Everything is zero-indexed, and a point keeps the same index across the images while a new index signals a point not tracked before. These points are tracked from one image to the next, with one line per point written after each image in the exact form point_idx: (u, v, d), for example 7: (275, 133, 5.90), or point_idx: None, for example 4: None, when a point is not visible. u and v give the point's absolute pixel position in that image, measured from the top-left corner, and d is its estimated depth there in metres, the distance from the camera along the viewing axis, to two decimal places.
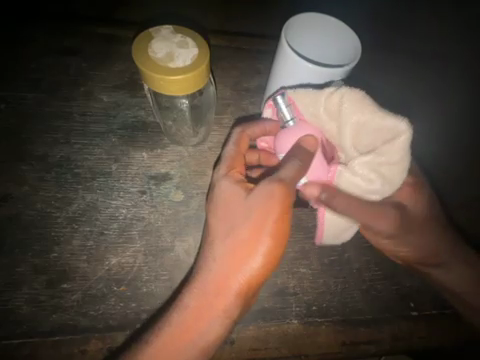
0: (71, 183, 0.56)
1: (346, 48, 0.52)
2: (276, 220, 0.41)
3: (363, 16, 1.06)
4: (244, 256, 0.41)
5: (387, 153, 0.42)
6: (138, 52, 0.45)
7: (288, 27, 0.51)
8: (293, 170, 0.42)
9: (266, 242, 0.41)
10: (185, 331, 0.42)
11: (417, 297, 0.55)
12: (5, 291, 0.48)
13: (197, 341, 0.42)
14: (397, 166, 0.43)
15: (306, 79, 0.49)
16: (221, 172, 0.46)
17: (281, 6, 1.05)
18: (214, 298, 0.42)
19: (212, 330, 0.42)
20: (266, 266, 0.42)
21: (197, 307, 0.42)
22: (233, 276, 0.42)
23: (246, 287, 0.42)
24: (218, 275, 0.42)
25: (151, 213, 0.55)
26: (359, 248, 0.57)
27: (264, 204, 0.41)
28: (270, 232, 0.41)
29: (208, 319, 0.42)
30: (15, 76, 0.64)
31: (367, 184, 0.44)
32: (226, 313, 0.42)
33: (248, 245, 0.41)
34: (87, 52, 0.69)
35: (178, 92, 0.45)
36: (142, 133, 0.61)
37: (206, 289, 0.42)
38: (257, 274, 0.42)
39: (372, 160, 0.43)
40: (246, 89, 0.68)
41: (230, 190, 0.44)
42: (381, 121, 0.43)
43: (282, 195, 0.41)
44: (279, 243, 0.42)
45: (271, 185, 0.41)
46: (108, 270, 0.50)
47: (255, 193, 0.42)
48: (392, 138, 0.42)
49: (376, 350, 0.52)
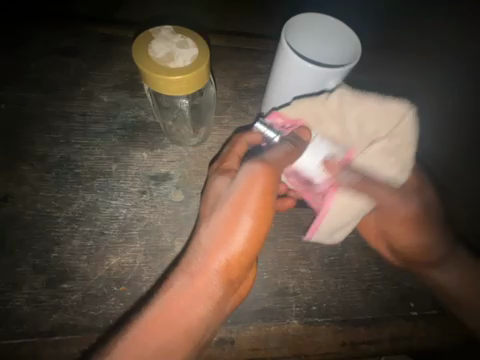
0: (71, 183, 0.56)
1: (346, 48, 0.51)
2: (257, 197, 0.40)
3: (363, 16, 1.06)
4: (225, 234, 0.41)
5: (404, 135, 0.47)
6: (138, 52, 0.45)
7: (287, 27, 0.51)
8: (282, 153, 0.44)
9: (247, 219, 0.40)
10: (166, 313, 0.41)
11: (417, 297, 0.55)
12: (5, 291, 0.48)
13: (179, 325, 0.41)
14: (408, 148, 0.48)
15: (306, 79, 0.49)
16: (213, 169, 0.49)
17: (281, 6, 1.05)
18: (196, 279, 0.42)
19: (193, 310, 0.42)
20: (248, 246, 0.41)
21: (181, 290, 0.42)
22: (215, 254, 0.41)
23: (227, 266, 0.42)
24: (201, 256, 0.42)
25: (151, 213, 0.55)
26: (359, 247, 0.57)
27: (245, 182, 0.40)
28: (252, 210, 0.40)
29: (191, 302, 0.42)
30: (15, 76, 0.64)
31: (385, 172, 0.49)
32: (209, 296, 0.42)
33: (228, 225, 0.41)
34: (87, 53, 0.69)
35: (177, 92, 0.46)
36: (142, 133, 0.61)
37: (188, 271, 0.42)
38: (239, 255, 0.41)
39: (387, 143, 0.47)
40: (246, 89, 0.68)
41: (220, 178, 0.46)
42: (388, 107, 0.48)
43: (264, 172, 0.40)
44: (262, 223, 0.41)
45: (253, 165, 0.41)
46: (108, 270, 0.50)
47: (238, 175, 0.42)
48: (399, 120, 0.47)
49: (376, 349, 0.52)
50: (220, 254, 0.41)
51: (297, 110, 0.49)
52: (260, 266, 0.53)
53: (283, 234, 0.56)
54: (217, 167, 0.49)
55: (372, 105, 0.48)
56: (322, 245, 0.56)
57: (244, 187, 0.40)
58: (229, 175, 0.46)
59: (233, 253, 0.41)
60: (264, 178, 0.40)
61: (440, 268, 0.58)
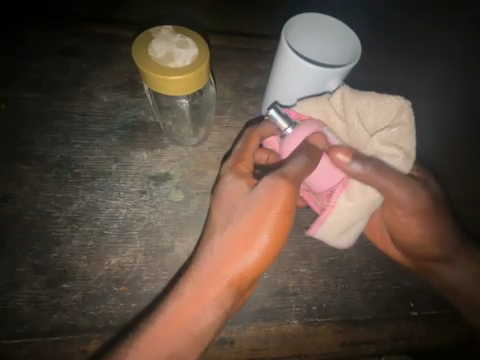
0: (71, 183, 0.56)
1: (346, 48, 0.52)
2: (276, 216, 0.40)
3: (363, 17, 1.06)
4: (241, 246, 0.42)
5: (403, 125, 0.45)
6: (138, 52, 0.45)
7: (287, 27, 0.51)
8: (298, 167, 0.41)
9: (265, 236, 0.41)
10: (177, 320, 0.42)
11: (417, 297, 0.55)
12: (5, 291, 0.48)
13: (189, 331, 0.43)
14: (408, 139, 0.46)
15: (306, 79, 0.49)
16: (227, 168, 0.48)
17: (281, 6, 1.05)
18: (208, 289, 0.42)
19: (205, 319, 0.43)
20: (261, 260, 0.41)
21: (192, 298, 0.42)
22: (229, 265, 0.42)
23: (241, 277, 0.42)
24: (213, 264, 0.42)
25: (151, 213, 0.55)
26: (359, 247, 0.57)
27: (265, 199, 0.41)
28: (268, 226, 0.40)
29: (202, 309, 0.43)
30: (15, 76, 0.64)
31: (392, 158, 0.46)
32: (219, 304, 0.43)
33: (243, 238, 0.41)
34: (86, 52, 0.69)
35: (177, 91, 0.45)
36: (142, 133, 0.61)
37: (200, 280, 0.43)
38: (252, 268, 0.42)
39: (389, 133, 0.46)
40: (246, 89, 0.68)
41: (235, 184, 0.45)
42: (384, 105, 0.46)
43: (284, 191, 0.40)
44: (277, 239, 0.41)
45: (273, 180, 0.41)
46: (108, 270, 0.50)
47: (258, 187, 0.42)
48: (398, 111, 0.46)
49: (376, 350, 0.52)
50: (234, 266, 0.42)
51: (302, 110, 0.49)
52: None
53: None
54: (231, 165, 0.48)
55: (372, 99, 0.46)
56: (323, 245, 0.56)
57: (263, 203, 0.41)
58: (247, 182, 0.45)
59: (247, 267, 0.42)
60: (283, 196, 0.40)
61: (449, 263, 0.57)
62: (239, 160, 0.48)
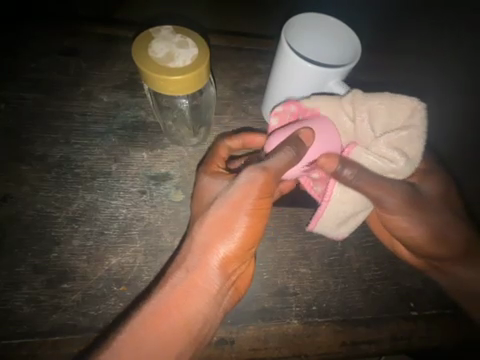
0: (71, 183, 0.56)
1: (346, 47, 0.52)
2: (254, 201, 0.42)
3: (362, 18, 1.06)
4: (222, 230, 0.43)
5: (415, 127, 0.45)
6: (138, 51, 0.45)
7: (288, 27, 0.51)
8: (282, 161, 0.42)
9: (243, 218, 0.42)
10: (166, 309, 0.41)
11: (417, 297, 0.55)
12: (4, 291, 0.48)
13: (177, 320, 0.41)
14: (415, 142, 0.45)
15: (305, 79, 0.49)
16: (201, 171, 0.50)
17: (281, 6, 1.05)
18: (194, 275, 0.43)
19: (193, 306, 0.42)
20: (244, 241, 0.43)
21: (179, 285, 0.42)
22: (212, 249, 0.43)
23: (225, 260, 0.43)
24: (197, 250, 0.43)
25: (151, 213, 0.55)
26: (358, 247, 0.57)
27: (245, 186, 0.42)
28: (247, 209, 0.42)
29: (190, 296, 0.42)
30: (15, 76, 0.64)
31: (393, 163, 0.45)
32: (206, 289, 0.43)
33: (225, 223, 0.42)
34: (86, 53, 0.69)
35: (177, 92, 0.45)
36: (142, 133, 0.61)
37: (186, 267, 0.43)
38: (235, 251, 0.43)
39: (396, 136, 0.45)
40: (246, 89, 0.68)
41: (212, 182, 0.47)
42: (397, 106, 0.46)
43: (263, 179, 0.42)
44: (258, 222, 0.43)
45: (251, 169, 0.42)
46: (108, 270, 0.50)
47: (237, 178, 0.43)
48: (412, 113, 0.46)
49: (376, 350, 0.52)
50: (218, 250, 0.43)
51: (310, 105, 0.48)
52: (260, 266, 0.53)
53: (283, 234, 0.56)
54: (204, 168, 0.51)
55: (382, 100, 0.46)
56: (323, 245, 0.56)
57: (243, 190, 0.42)
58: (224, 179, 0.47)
59: (230, 249, 0.43)
60: (262, 184, 0.42)
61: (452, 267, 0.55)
62: (210, 165, 0.51)
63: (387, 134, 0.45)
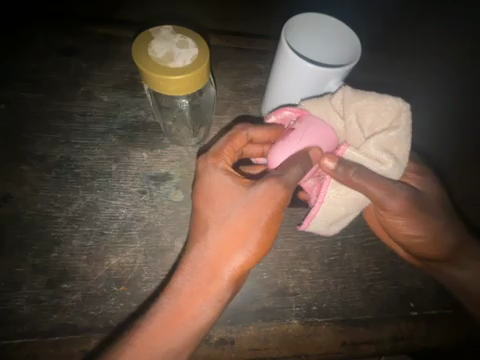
0: (71, 183, 0.56)
1: (346, 48, 0.52)
2: (271, 213, 0.42)
3: (361, 18, 1.06)
4: (235, 242, 0.42)
5: (399, 129, 0.43)
6: (138, 52, 0.45)
7: (288, 27, 0.51)
8: (297, 175, 0.42)
9: (258, 231, 0.42)
10: (176, 318, 0.42)
11: (417, 297, 0.55)
12: (5, 291, 0.48)
13: (185, 329, 0.42)
14: (401, 144, 0.44)
15: (305, 79, 0.49)
16: (206, 164, 0.46)
17: (281, 6, 1.05)
18: (205, 284, 0.42)
19: (202, 315, 0.42)
20: (256, 254, 0.43)
21: (188, 294, 0.42)
22: (225, 259, 0.42)
23: (236, 270, 0.43)
24: (208, 259, 0.43)
25: (151, 213, 0.55)
26: (359, 247, 0.57)
27: (264, 197, 0.42)
28: (263, 221, 0.42)
29: (197, 305, 0.42)
30: (15, 76, 0.64)
31: (384, 166, 0.45)
32: (216, 299, 0.43)
33: (240, 235, 0.42)
34: (86, 53, 0.69)
35: (178, 92, 0.45)
36: (142, 133, 0.61)
37: (195, 275, 0.43)
38: (248, 262, 0.43)
39: (380, 140, 0.43)
40: (246, 89, 0.68)
41: (224, 181, 0.44)
42: (384, 108, 0.44)
43: (282, 191, 0.42)
44: (271, 232, 0.43)
45: (272, 181, 0.42)
46: (108, 270, 0.50)
47: (255, 187, 0.43)
48: (396, 115, 0.44)
49: (376, 350, 0.52)
50: (231, 260, 0.42)
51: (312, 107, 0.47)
52: (260, 266, 0.53)
53: (283, 234, 0.56)
54: (208, 159, 0.46)
55: (360, 97, 0.44)
56: (323, 245, 0.56)
57: (260, 201, 0.42)
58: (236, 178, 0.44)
59: (243, 260, 0.42)
60: (279, 197, 0.42)
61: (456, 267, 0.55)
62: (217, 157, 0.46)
63: (373, 139, 0.43)
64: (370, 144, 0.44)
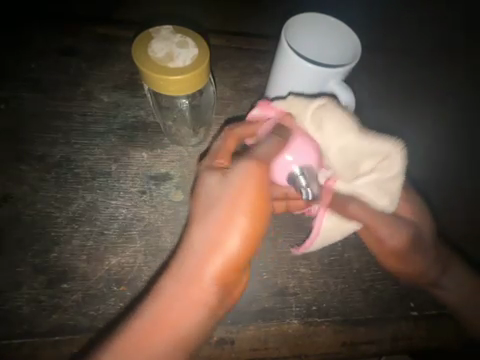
0: (71, 183, 0.56)
1: (346, 48, 0.52)
2: (255, 207, 0.41)
3: (362, 17, 1.06)
4: (219, 239, 0.41)
5: (390, 171, 0.44)
6: (138, 52, 0.45)
7: (288, 27, 0.51)
8: (272, 147, 0.44)
9: (242, 226, 0.41)
10: (160, 320, 0.42)
11: (417, 297, 0.55)
12: (4, 291, 0.48)
13: (171, 330, 0.42)
14: (396, 182, 0.45)
15: (305, 79, 0.49)
16: (205, 165, 0.46)
17: (280, 6, 1.05)
18: (193, 283, 0.42)
19: (187, 318, 0.42)
20: (243, 247, 0.41)
21: (174, 296, 0.42)
22: (211, 257, 0.42)
23: (222, 270, 0.42)
24: (195, 259, 0.42)
25: (151, 213, 0.55)
26: (359, 247, 0.57)
27: (246, 189, 0.41)
28: (247, 210, 0.41)
29: (182, 308, 0.42)
30: (15, 76, 0.64)
31: (377, 203, 0.46)
32: (201, 301, 0.42)
33: (226, 227, 0.41)
34: (86, 53, 0.69)
35: (178, 92, 0.46)
36: (142, 133, 0.61)
37: (181, 277, 0.42)
38: (233, 260, 0.42)
39: (374, 180, 0.45)
40: (246, 89, 0.68)
41: (212, 176, 0.44)
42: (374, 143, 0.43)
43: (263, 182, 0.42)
44: (258, 227, 0.41)
45: (252, 168, 0.42)
46: (108, 270, 0.50)
47: (236, 172, 0.42)
48: (386, 158, 0.44)
49: (376, 350, 0.52)
50: (217, 256, 0.42)
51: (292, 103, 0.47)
52: (260, 266, 0.53)
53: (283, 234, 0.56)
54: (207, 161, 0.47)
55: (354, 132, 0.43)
56: (323, 245, 0.56)
57: (242, 187, 0.41)
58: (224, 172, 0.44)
59: (228, 258, 0.42)
60: (258, 177, 0.41)
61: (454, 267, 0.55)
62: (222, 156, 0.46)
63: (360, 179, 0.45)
64: (359, 184, 0.45)
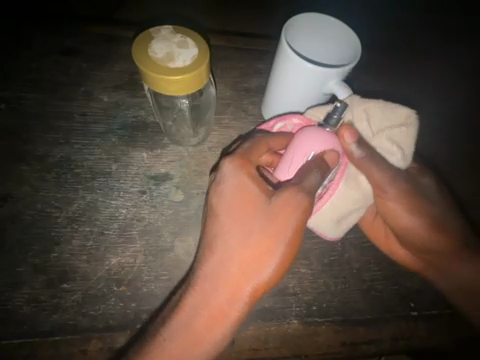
0: (72, 183, 0.56)
1: (346, 48, 0.52)
2: (293, 232, 0.41)
3: (362, 17, 1.06)
4: (256, 263, 0.41)
5: (406, 127, 0.49)
6: (138, 52, 0.45)
7: (288, 27, 0.51)
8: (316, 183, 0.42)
9: (279, 250, 0.41)
10: (193, 342, 0.42)
11: (417, 297, 0.55)
12: (5, 291, 0.48)
13: (204, 347, 0.43)
14: (408, 142, 0.50)
15: (306, 79, 0.49)
16: (230, 168, 0.43)
17: (280, 5, 1.05)
18: (224, 305, 0.42)
19: (220, 336, 0.43)
20: (276, 274, 0.42)
21: (207, 317, 0.42)
22: (245, 281, 0.41)
23: (257, 291, 0.42)
24: (227, 279, 0.42)
25: (151, 213, 0.55)
26: (358, 247, 0.57)
27: (286, 217, 0.41)
28: (288, 239, 0.41)
29: (216, 328, 0.42)
30: (15, 76, 0.64)
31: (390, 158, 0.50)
32: (234, 320, 0.42)
33: (263, 253, 0.41)
34: (86, 53, 0.69)
35: (177, 92, 0.45)
36: (142, 133, 0.61)
37: (215, 302, 0.42)
38: (267, 281, 0.42)
39: (391, 135, 0.49)
40: (246, 89, 0.68)
41: (243, 190, 0.42)
42: (395, 111, 0.50)
43: (303, 211, 0.41)
44: (293, 251, 0.42)
45: (297, 198, 0.41)
46: (108, 270, 0.50)
47: (277, 199, 0.41)
48: (404, 120, 0.50)
49: (376, 350, 0.52)
50: (251, 281, 0.41)
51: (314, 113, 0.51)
52: None
53: None
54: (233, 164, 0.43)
55: (376, 105, 0.50)
56: (323, 245, 0.56)
57: (283, 214, 0.41)
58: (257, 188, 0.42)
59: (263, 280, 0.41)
60: (301, 214, 0.41)
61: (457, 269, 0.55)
62: (247, 161, 0.43)
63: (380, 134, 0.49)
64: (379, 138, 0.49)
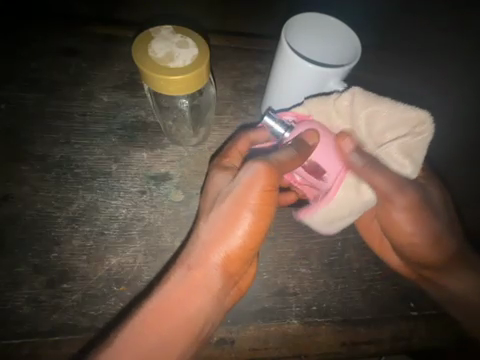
0: (71, 183, 0.56)
1: (346, 48, 0.52)
2: (258, 195, 0.40)
3: (363, 16, 1.06)
4: (225, 230, 0.41)
5: (423, 133, 0.45)
6: (138, 52, 0.45)
7: (288, 27, 0.51)
8: (285, 157, 0.42)
9: (247, 216, 0.41)
10: (165, 308, 0.41)
11: (417, 297, 0.55)
12: (5, 291, 0.48)
13: (178, 316, 0.41)
14: (421, 146, 0.46)
15: (306, 79, 0.49)
16: (213, 166, 0.48)
17: (281, 5, 1.05)
18: (195, 272, 0.42)
19: (194, 305, 0.42)
20: (246, 241, 0.41)
21: (181, 283, 0.42)
22: (216, 249, 0.41)
23: (228, 259, 0.42)
24: (201, 247, 0.42)
25: (151, 213, 0.55)
26: (359, 247, 0.57)
27: (248, 179, 0.40)
28: (253, 206, 0.40)
29: (190, 297, 0.42)
30: (15, 76, 0.64)
31: (401, 168, 0.47)
32: (208, 288, 0.42)
33: (228, 221, 0.41)
34: (87, 53, 0.69)
35: (178, 91, 0.45)
36: (142, 133, 0.61)
37: (187, 265, 0.42)
38: (239, 248, 0.42)
39: (404, 141, 0.46)
40: (246, 90, 0.68)
41: (220, 175, 0.46)
42: (407, 114, 0.46)
43: (266, 172, 0.40)
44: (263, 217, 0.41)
45: (255, 163, 0.40)
46: (108, 270, 0.50)
47: (238, 174, 0.42)
48: (418, 124, 0.46)
49: (376, 350, 0.52)
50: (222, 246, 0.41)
51: (308, 107, 0.49)
52: (260, 266, 0.53)
53: (283, 234, 0.56)
54: (217, 162, 0.49)
55: (385, 105, 0.46)
56: (323, 245, 0.56)
57: (246, 182, 0.40)
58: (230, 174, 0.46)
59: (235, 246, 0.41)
60: (265, 176, 0.40)
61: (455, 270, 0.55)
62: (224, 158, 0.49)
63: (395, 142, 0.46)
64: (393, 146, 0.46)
